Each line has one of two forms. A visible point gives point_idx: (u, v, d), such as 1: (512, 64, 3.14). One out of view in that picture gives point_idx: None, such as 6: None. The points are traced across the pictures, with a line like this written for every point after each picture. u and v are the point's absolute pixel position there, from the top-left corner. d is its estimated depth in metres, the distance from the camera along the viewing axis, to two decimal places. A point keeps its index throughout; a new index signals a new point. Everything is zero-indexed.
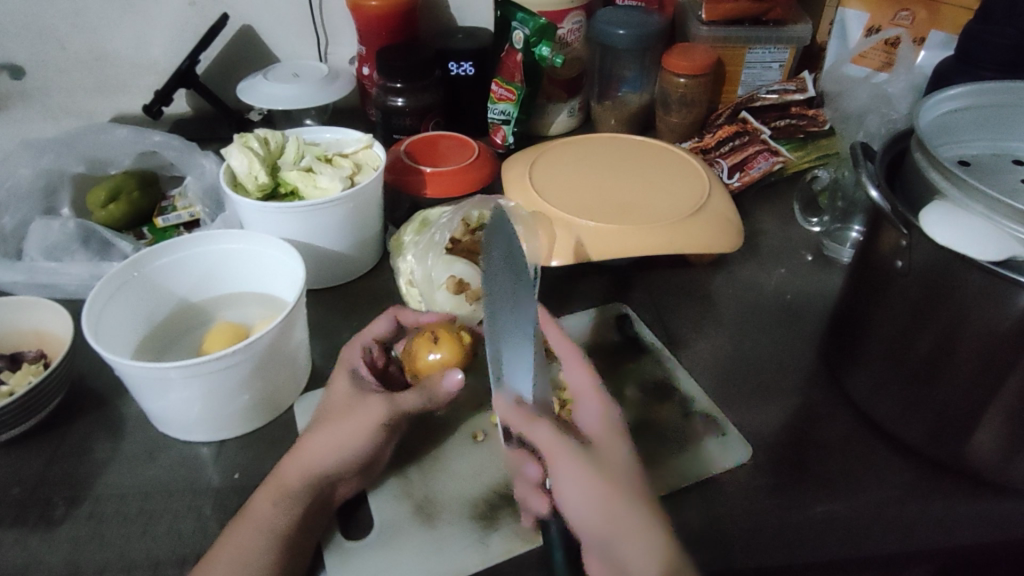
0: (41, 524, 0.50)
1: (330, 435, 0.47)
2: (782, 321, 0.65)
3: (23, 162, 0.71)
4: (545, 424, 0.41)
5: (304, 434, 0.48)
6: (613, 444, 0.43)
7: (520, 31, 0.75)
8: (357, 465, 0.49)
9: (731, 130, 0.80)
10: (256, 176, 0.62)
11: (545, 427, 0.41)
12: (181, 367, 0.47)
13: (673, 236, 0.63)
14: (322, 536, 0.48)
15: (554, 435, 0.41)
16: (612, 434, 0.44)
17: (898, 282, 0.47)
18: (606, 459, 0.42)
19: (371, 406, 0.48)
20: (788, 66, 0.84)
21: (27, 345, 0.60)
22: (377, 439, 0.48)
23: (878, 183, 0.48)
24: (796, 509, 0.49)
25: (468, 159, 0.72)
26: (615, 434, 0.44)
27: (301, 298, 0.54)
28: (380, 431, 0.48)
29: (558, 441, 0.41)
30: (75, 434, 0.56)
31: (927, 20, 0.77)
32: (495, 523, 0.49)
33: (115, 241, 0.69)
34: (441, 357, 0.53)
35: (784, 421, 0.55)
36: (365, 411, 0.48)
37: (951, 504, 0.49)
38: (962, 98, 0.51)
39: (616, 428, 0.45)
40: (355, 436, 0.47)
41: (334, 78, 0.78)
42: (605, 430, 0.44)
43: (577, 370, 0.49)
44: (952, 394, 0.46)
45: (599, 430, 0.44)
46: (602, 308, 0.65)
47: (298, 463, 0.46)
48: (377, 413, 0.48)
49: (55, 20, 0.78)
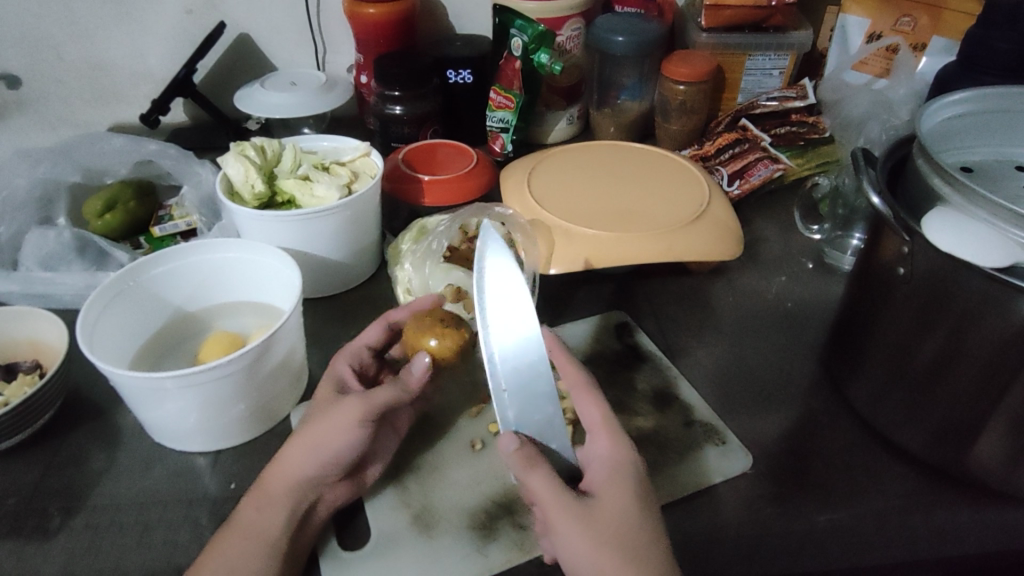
0: (37, 534, 0.49)
1: (324, 433, 0.46)
2: (783, 329, 0.64)
3: (19, 171, 0.70)
4: (542, 469, 0.42)
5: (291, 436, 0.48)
6: (617, 489, 0.42)
7: (519, 38, 0.75)
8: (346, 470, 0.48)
9: (730, 137, 0.80)
10: (253, 185, 0.62)
11: (541, 477, 0.41)
12: (176, 377, 0.47)
13: (674, 242, 0.62)
14: (319, 548, 0.47)
15: (548, 483, 0.41)
16: (618, 477, 0.43)
17: (901, 288, 0.46)
18: (604, 507, 0.42)
19: (344, 409, 0.46)
20: (787, 73, 0.83)
21: (23, 354, 0.59)
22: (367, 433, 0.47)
23: (879, 189, 0.47)
24: (799, 519, 0.48)
25: (466, 168, 0.71)
26: (620, 477, 0.43)
27: (297, 306, 0.54)
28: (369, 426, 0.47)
29: (551, 492, 0.41)
30: (70, 445, 0.55)
31: (929, 26, 0.77)
32: (494, 533, 0.48)
33: (111, 250, 0.68)
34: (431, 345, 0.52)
35: (786, 430, 0.54)
36: (341, 413, 0.46)
37: (955, 514, 0.48)
38: (963, 103, 0.50)
39: (623, 469, 0.43)
40: (344, 433, 0.46)
41: (331, 86, 0.78)
42: (611, 473, 0.43)
43: (585, 399, 0.47)
44: (957, 403, 0.45)
45: (603, 473, 0.43)
46: (603, 316, 0.65)
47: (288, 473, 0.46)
48: (365, 408, 0.46)
49: (52, 29, 0.78)
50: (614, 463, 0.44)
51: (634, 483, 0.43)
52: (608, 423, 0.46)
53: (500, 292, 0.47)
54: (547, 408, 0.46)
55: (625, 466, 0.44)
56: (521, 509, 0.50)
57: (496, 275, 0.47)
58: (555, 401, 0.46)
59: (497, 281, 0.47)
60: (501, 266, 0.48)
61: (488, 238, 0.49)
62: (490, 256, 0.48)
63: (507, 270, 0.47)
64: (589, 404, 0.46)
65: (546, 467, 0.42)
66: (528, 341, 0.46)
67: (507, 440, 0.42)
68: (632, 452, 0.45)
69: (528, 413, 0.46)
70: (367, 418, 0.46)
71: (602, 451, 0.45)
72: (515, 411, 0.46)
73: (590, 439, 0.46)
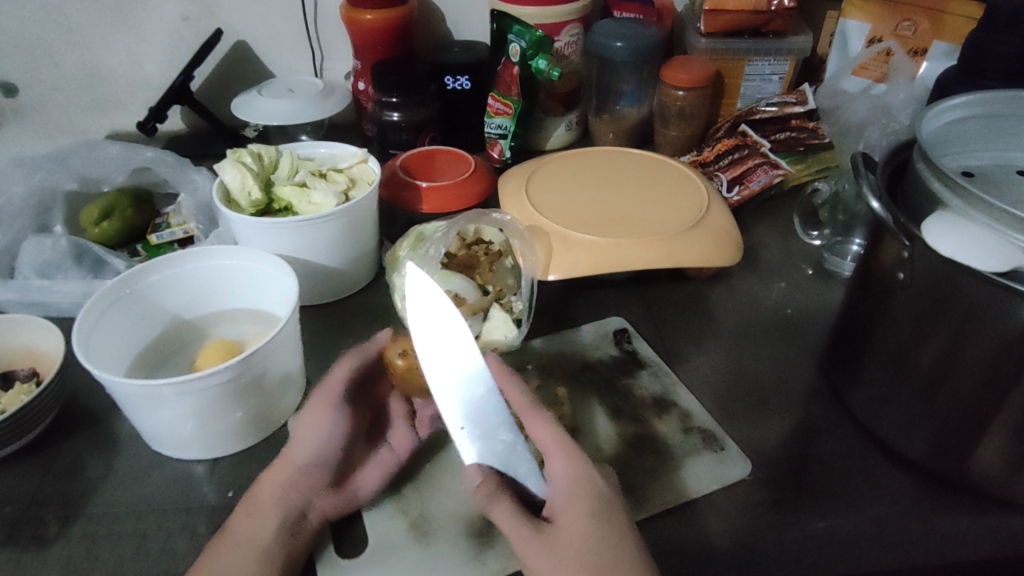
0: (33, 543, 0.48)
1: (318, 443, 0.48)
2: (782, 336, 0.63)
3: (17, 178, 0.70)
4: (503, 504, 0.42)
5: (277, 461, 0.47)
6: (580, 511, 0.41)
7: (516, 44, 0.75)
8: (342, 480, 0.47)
9: (729, 144, 0.80)
10: (249, 192, 0.61)
11: (505, 508, 0.42)
12: (171, 385, 0.46)
13: (671, 250, 0.62)
14: (315, 556, 0.47)
15: (510, 517, 0.42)
16: (579, 498, 0.42)
17: (900, 293, 0.45)
18: (567, 532, 0.41)
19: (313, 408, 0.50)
20: (787, 79, 0.83)
21: (20, 362, 0.59)
22: (343, 418, 0.50)
23: (879, 195, 0.46)
24: (798, 526, 0.47)
25: (463, 174, 0.71)
26: (582, 497, 0.42)
27: (294, 314, 0.53)
28: (343, 409, 0.50)
29: (515, 523, 0.42)
30: (66, 453, 0.55)
31: (930, 31, 0.77)
32: (491, 540, 0.48)
33: (108, 258, 0.68)
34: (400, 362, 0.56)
35: (787, 437, 0.54)
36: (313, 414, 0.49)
37: (954, 519, 0.48)
38: (963, 108, 0.50)
39: (586, 488, 0.42)
40: (323, 412, 0.49)
41: (329, 93, 0.78)
42: (570, 493, 0.42)
43: (534, 422, 0.46)
44: (956, 410, 0.44)
45: (561, 495, 0.42)
46: (599, 323, 0.64)
47: (277, 482, 0.46)
48: (328, 391, 0.50)
49: (50, 36, 0.78)
50: (573, 482, 0.43)
51: (597, 501, 0.42)
52: (558, 442, 0.44)
53: (440, 335, 0.50)
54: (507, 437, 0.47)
55: (587, 483, 0.43)
56: None
57: (428, 315, 0.51)
58: (511, 428, 0.47)
59: (430, 320, 0.51)
60: (434, 305, 0.52)
61: (415, 274, 0.54)
62: (423, 298, 0.52)
63: (445, 312, 0.51)
64: (538, 424, 0.46)
65: (511, 498, 0.43)
66: (475, 373, 0.49)
67: (473, 474, 0.44)
68: (590, 467, 0.44)
69: (490, 444, 0.46)
70: (338, 398, 0.50)
71: (556, 471, 0.43)
72: (479, 443, 0.46)
73: (547, 462, 0.44)
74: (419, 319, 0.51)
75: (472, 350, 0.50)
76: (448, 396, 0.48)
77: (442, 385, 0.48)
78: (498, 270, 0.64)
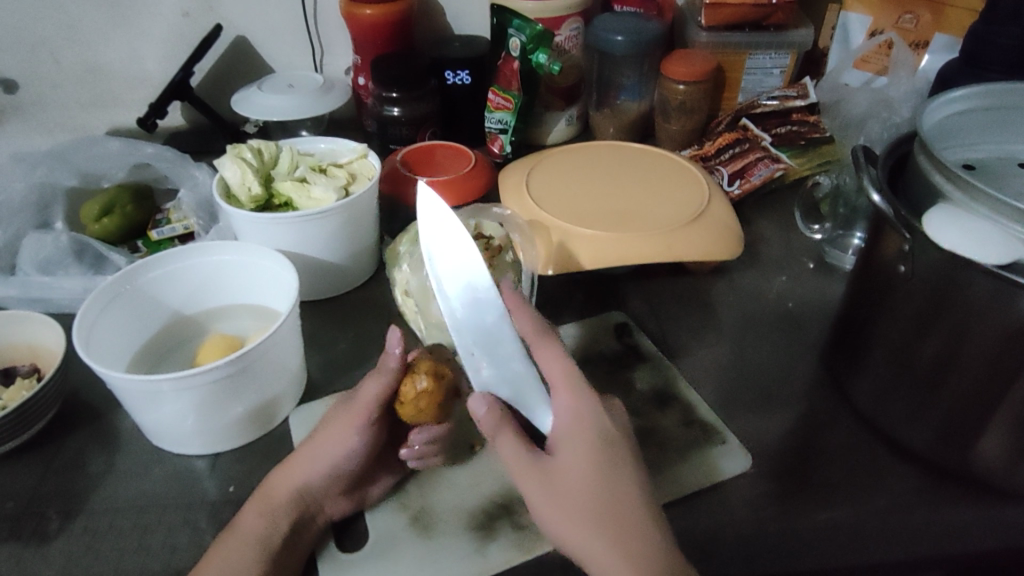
0: (35, 538, 0.48)
1: (324, 445, 0.47)
2: (782, 329, 0.63)
3: (17, 175, 0.70)
4: (508, 434, 0.43)
5: (287, 461, 0.48)
6: (580, 448, 0.42)
7: (517, 38, 0.75)
8: (345, 478, 0.48)
9: (731, 138, 0.79)
10: (250, 187, 0.62)
11: (508, 438, 0.43)
12: (172, 379, 0.46)
13: (672, 241, 0.62)
14: (316, 550, 0.47)
15: (513, 448, 0.42)
16: (581, 434, 0.42)
17: (902, 286, 0.45)
18: (566, 466, 0.42)
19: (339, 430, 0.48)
20: (789, 72, 0.83)
21: (21, 358, 0.59)
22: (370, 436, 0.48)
23: (879, 187, 0.46)
24: (799, 518, 0.47)
25: (464, 169, 0.70)
26: (584, 433, 0.42)
27: (294, 309, 0.53)
28: (371, 429, 0.48)
29: (517, 452, 0.42)
30: (67, 449, 0.55)
31: (931, 23, 0.77)
32: (492, 533, 0.48)
33: (109, 254, 0.68)
34: (422, 386, 0.48)
35: (787, 430, 0.53)
36: (338, 437, 0.47)
37: (958, 512, 0.47)
38: (966, 100, 0.50)
39: (589, 425, 0.43)
40: (347, 436, 0.47)
41: (329, 88, 0.78)
42: (573, 427, 0.43)
43: (547, 354, 0.46)
44: (962, 397, 0.44)
45: (566, 428, 0.43)
46: (601, 317, 0.64)
47: (294, 478, 0.46)
48: (357, 411, 0.47)
49: (49, 32, 0.78)
50: (577, 418, 0.43)
51: (598, 441, 0.42)
52: (569, 378, 0.44)
53: (454, 263, 0.51)
54: (517, 367, 0.49)
55: (592, 421, 0.43)
56: (520, 509, 0.49)
57: (443, 243, 0.52)
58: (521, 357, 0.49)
59: (443, 247, 0.52)
60: (446, 232, 0.52)
61: (427, 203, 0.54)
62: (434, 225, 0.53)
63: (457, 241, 0.52)
64: (549, 355, 0.46)
65: (515, 427, 0.43)
66: (487, 302, 0.50)
67: (477, 402, 0.43)
68: (596, 402, 0.44)
69: (499, 372, 0.48)
70: (368, 421, 0.47)
71: (562, 407, 0.44)
72: (487, 370, 0.48)
73: (553, 394, 0.45)
74: (436, 248, 0.52)
75: (488, 280, 0.51)
76: (461, 324, 0.49)
77: (456, 310, 0.49)
78: (499, 264, 0.60)
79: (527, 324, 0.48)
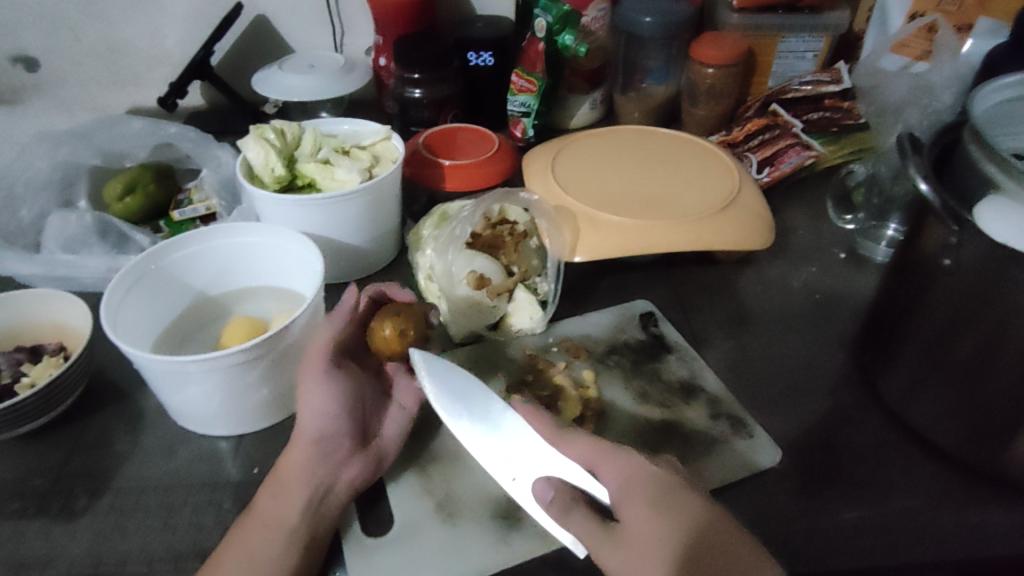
0: (62, 515, 0.49)
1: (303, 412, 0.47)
2: (811, 320, 0.62)
3: (40, 153, 0.70)
4: (578, 512, 0.42)
5: (291, 442, 0.47)
6: (639, 499, 0.41)
7: (543, 18, 0.73)
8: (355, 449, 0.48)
9: (761, 123, 0.77)
10: (273, 168, 0.61)
11: (578, 515, 0.42)
12: (198, 360, 0.46)
13: (701, 231, 0.60)
14: (340, 537, 0.47)
15: (583, 524, 0.41)
16: (636, 489, 0.41)
17: (943, 281, 0.44)
18: (632, 524, 0.40)
19: (308, 387, 0.48)
20: (821, 56, 0.81)
21: (46, 336, 0.59)
22: (331, 387, 0.48)
23: (925, 174, 0.45)
24: (826, 515, 0.47)
25: (487, 153, 0.69)
26: (642, 484, 0.41)
27: (320, 295, 0.52)
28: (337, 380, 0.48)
29: (585, 528, 0.41)
30: (93, 428, 0.55)
31: (975, 6, 0.75)
32: (517, 522, 0.48)
33: (132, 233, 0.68)
34: (388, 333, 0.53)
35: (815, 423, 0.53)
36: (311, 394, 0.48)
37: (990, 512, 0.47)
38: (1015, 86, 0.48)
39: (643, 478, 0.42)
40: (314, 390, 0.48)
41: (351, 68, 0.77)
42: (627, 488, 0.42)
43: (566, 444, 0.45)
44: (998, 402, 0.43)
45: (623, 488, 0.42)
46: (625, 307, 0.63)
47: (300, 463, 0.46)
48: (313, 362, 0.49)
49: (70, 10, 0.77)
50: (629, 479, 0.42)
51: (653, 487, 0.41)
52: (602, 450, 0.44)
53: (457, 394, 0.49)
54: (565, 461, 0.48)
55: (644, 473, 0.42)
56: None
57: (447, 380, 0.50)
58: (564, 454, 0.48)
59: (454, 386, 0.50)
60: (449, 373, 0.50)
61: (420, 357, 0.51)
62: (439, 376, 0.50)
63: (449, 377, 0.50)
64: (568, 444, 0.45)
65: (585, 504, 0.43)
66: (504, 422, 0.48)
67: (542, 488, 0.44)
68: (641, 464, 0.43)
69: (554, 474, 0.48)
70: (321, 369, 0.48)
71: (610, 476, 0.43)
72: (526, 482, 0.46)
73: (598, 476, 0.44)
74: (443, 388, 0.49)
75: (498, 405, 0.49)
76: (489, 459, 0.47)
77: (479, 450, 0.47)
78: (524, 251, 0.62)
79: (550, 435, 0.47)
